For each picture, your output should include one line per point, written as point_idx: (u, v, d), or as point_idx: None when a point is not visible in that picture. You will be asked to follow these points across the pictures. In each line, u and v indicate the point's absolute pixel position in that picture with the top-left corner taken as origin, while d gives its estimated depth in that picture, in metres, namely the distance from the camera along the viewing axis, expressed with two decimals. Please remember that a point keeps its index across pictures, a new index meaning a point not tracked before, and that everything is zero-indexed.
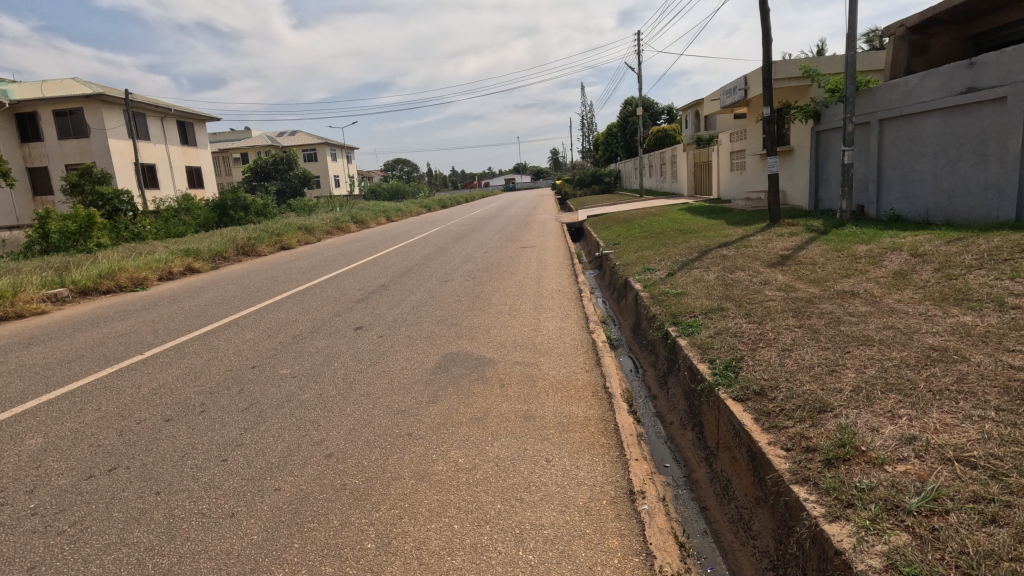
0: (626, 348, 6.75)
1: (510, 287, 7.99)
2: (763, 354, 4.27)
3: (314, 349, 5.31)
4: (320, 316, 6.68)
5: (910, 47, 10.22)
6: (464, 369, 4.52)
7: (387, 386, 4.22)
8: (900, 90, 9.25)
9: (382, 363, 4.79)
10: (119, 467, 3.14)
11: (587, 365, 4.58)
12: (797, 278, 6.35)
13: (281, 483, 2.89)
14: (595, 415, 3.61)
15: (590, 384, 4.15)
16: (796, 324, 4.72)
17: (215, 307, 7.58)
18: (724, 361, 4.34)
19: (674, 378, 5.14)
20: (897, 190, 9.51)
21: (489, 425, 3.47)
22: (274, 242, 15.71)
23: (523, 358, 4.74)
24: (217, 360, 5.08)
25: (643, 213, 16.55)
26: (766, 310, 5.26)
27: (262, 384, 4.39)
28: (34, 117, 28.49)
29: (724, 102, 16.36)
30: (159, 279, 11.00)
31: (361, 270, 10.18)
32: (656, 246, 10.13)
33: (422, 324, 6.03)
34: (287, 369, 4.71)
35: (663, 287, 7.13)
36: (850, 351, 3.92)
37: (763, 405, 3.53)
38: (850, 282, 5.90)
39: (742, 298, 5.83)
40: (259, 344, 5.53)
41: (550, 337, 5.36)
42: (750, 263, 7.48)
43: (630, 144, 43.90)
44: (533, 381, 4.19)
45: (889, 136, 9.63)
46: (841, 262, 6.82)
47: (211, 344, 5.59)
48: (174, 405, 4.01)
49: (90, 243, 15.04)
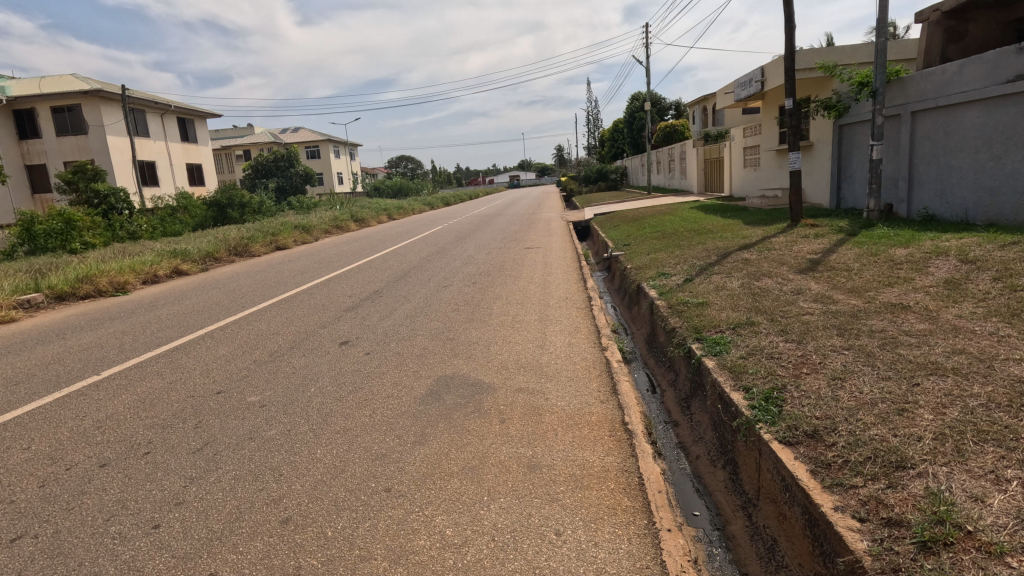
0: (641, 363, 6.11)
1: (514, 294, 7.36)
2: (810, 384, 3.61)
3: (291, 370, 4.68)
4: (304, 327, 6.06)
5: (946, 34, 9.51)
6: (457, 398, 3.90)
7: (368, 422, 3.60)
8: (937, 79, 8.55)
9: (365, 389, 4.16)
10: (23, 537, 2.52)
11: (601, 394, 3.93)
12: (833, 287, 5.70)
13: (219, 565, 2.28)
14: (614, 464, 2.98)
15: (605, 421, 3.51)
16: (844, 345, 4.06)
17: (194, 316, 6.99)
18: (763, 392, 3.69)
19: (700, 403, 4.49)
20: (932, 187, 8.80)
21: (486, 479, 2.84)
22: (269, 242, 15.11)
23: (527, 384, 4.10)
24: (179, 383, 4.47)
25: (652, 211, 15.81)
26: (805, 327, 4.59)
27: (224, 416, 3.78)
28: (32, 114, 28.05)
29: (738, 94, 15.63)
30: (143, 282, 10.45)
31: (355, 273, 9.54)
32: (670, 248, 9.46)
33: (415, 339, 5.41)
34: (256, 397, 4.09)
35: (682, 294, 6.49)
36: (920, 384, 3.26)
37: (820, 453, 2.88)
38: (896, 292, 5.25)
39: (774, 311, 5.17)
40: (231, 364, 4.92)
41: (558, 357, 4.71)
42: (777, 269, 6.82)
43: (636, 140, 43.05)
44: (538, 415, 3.57)
45: (922, 130, 8.94)
46: (880, 269, 6.16)
47: (178, 362, 4.99)
48: (115, 444, 3.41)
49: (79, 243, 14.51)
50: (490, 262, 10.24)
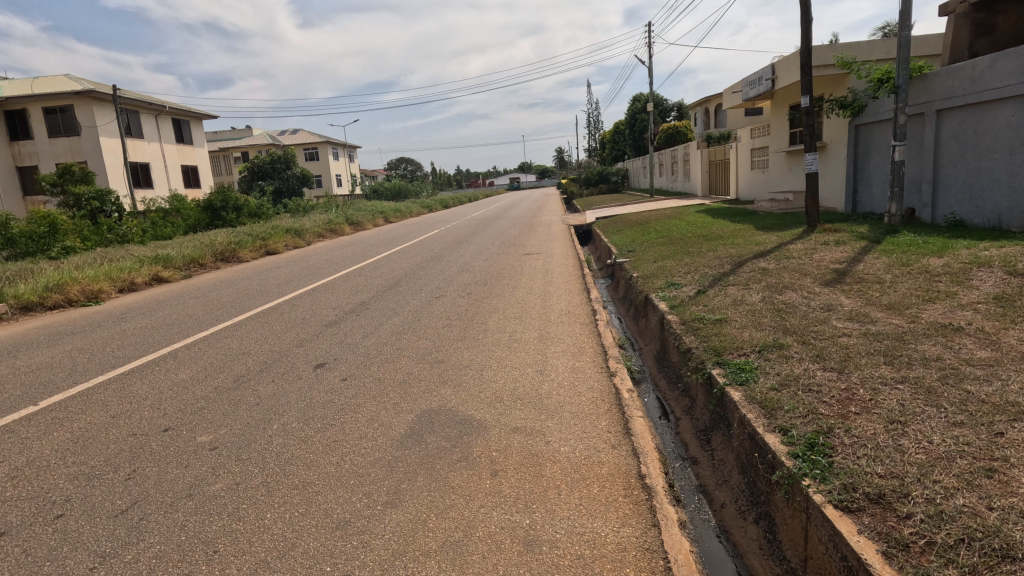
0: (651, 385, 5.49)
1: (512, 306, 6.79)
2: (862, 429, 3.00)
3: (254, 401, 4.07)
4: (279, 346, 5.47)
5: (973, 27, 8.96)
6: (441, 440, 3.30)
7: (335, 473, 3.00)
8: (965, 75, 7.97)
9: (336, 427, 3.56)
10: None
11: (613, 436, 3.33)
12: (867, 301, 5.12)
13: None
14: (632, 540, 2.38)
15: (618, 474, 2.90)
16: (895, 377, 3.47)
17: (162, 331, 6.38)
18: (806, 436, 3.08)
19: (723, 439, 3.89)
20: (959, 191, 8.23)
21: (472, 564, 2.24)
22: (258, 247, 14.49)
23: (524, 422, 3.50)
24: (124, 417, 3.87)
25: (657, 215, 15.23)
26: (845, 352, 4.00)
27: (165, 463, 3.19)
28: (23, 115, 27.55)
29: (747, 93, 15.00)
30: (120, 290, 9.87)
31: (342, 281, 8.97)
32: (678, 255, 8.88)
33: (399, 361, 4.81)
34: (207, 437, 3.51)
35: (697, 308, 5.89)
36: (1004, 435, 2.69)
37: (892, 527, 2.29)
38: (941, 309, 4.67)
39: (805, 331, 4.57)
40: (188, 392, 4.31)
41: (560, 386, 4.12)
42: (799, 280, 6.24)
43: (638, 142, 42.49)
44: (538, 466, 2.98)
45: (948, 130, 8.37)
46: (916, 281, 5.57)
47: (129, 389, 4.40)
48: (24, 504, 2.81)
49: (60, 248, 13.91)
50: (487, 270, 9.63)
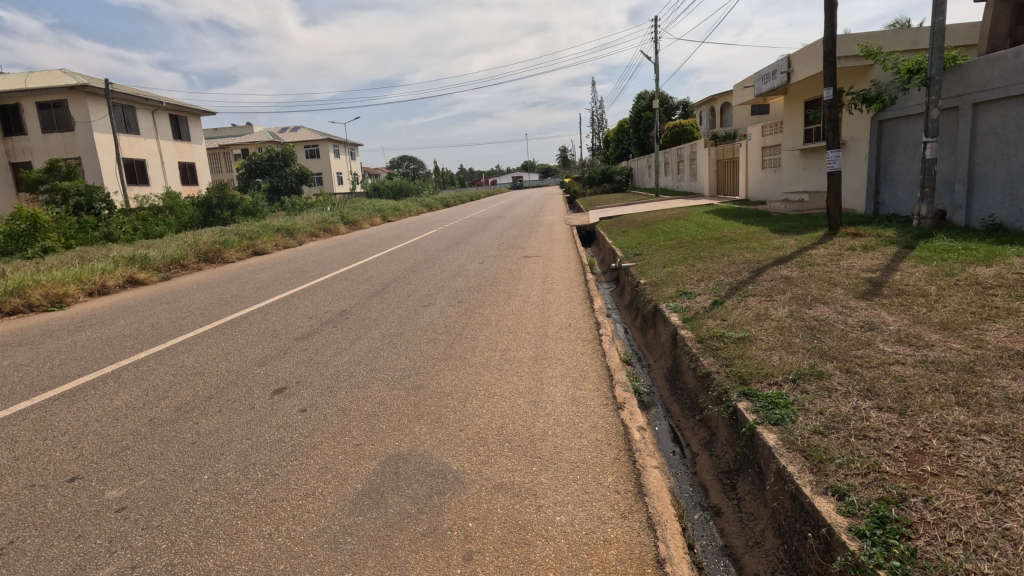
0: (661, 411, 4.77)
1: (507, 318, 6.12)
2: (948, 500, 2.32)
3: (190, 439, 3.39)
4: (239, 364, 4.80)
5: (1015, 12, 8.27)
6: (406, 504, 2.61)
7: (263, 552, 2.31)
8: (1007, 65, 7.27)
9: (281, 479, 2.89)
10: None
11: (621, 501, 2.62)
12: (915, 318, 4.44)
13: None
14: None
15: (629, 561, 2.21)
16: (977, 426, 2.78)
17: (114, 344, 5.69)
18: (871, 505, 2.37)
19: (753, 488, 3.16)
20: (998, 191, 7.53)
21: None
22: (245, 247, 13.83)
23: (511, 477, 2.80)
24: (28, 461, 3.20)
25: (663, 217, 14.54)
26: (903, 387, 3.30)
27: (51, 532, 2.50)
28: (17, 109, 26.96)
29: (760, 88, 14.26)
30: (89, 293, 9.20)
31: (325, 285, 8.31)
32: (690, 260, 8.19)
33: (371, 387, 4.13)
34: (118, 492, 2.83)
35: (715, 323, 5.19)
36: None
37: None
38: (1010, 330, 3.96)
39: (847, 357, 3.87)
40: (116, 426, 3.64)
41: (558, 425, 3.41)
42: (830, 291, 5.56)
43: (644, 141, 41.70)
44: (525, 546, 2.29)
45: (986, 124, 7.66)
46: (968, 293, 4.89)
47: (51, 420, 3.74)
48: None
49: (40, 247, 13.26)
50: (483, 275, 8.95)
